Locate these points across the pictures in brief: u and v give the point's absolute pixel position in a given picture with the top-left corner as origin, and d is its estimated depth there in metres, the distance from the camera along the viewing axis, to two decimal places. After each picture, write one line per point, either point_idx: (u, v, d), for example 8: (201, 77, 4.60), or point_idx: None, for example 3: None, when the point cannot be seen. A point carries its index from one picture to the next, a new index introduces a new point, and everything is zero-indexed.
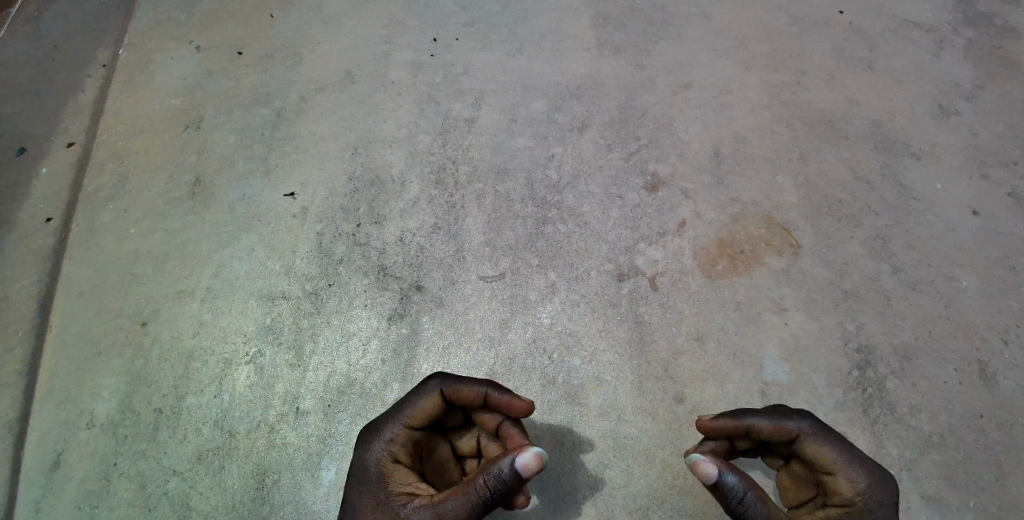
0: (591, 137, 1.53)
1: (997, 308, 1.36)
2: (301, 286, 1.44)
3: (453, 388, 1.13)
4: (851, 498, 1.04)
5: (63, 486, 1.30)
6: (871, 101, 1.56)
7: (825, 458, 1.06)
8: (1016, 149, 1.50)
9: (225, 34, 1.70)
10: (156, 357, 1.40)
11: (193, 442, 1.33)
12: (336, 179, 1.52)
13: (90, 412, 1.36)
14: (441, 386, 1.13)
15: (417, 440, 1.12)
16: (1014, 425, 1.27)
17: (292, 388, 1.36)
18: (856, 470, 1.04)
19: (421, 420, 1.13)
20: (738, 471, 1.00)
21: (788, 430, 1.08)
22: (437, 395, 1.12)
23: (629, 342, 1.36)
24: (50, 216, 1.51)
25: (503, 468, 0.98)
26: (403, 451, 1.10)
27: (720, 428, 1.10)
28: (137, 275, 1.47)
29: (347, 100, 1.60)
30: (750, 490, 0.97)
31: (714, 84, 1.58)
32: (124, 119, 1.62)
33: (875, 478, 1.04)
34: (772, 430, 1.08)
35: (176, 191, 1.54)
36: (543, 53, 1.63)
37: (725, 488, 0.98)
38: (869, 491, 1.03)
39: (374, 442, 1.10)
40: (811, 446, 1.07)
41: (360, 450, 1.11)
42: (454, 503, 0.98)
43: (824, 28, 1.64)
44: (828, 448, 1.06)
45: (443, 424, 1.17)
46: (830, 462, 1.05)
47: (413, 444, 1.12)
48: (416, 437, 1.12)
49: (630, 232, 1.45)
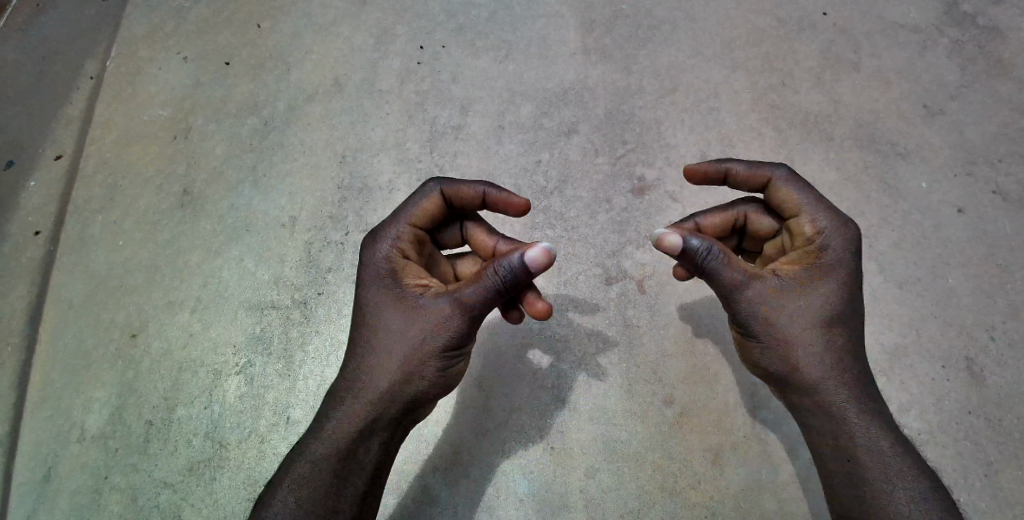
0: (579, 142, 1.54)
1: (984, 305, 1.37)
2: (290, 295, 1.44)
3: (451, 187, 1.15)
4: (813, 237, 1.09)
5: (55, 500, 1.30)
6: (856, 102, 1.57)
7: (792, 203, 1.11)
8: (1000, 147, 1.51)
9: (213, 44, 1.70)
10: (146, 369, 1.40)
11: (184, 454, 1.33)
12: (325, 188, 1.53)
13: (80, 424, 1.36)
14: (440, 187, 1.16)
15: (421, 241, 1.16)
16: (1001, 421, 1.28)
17: (282, 398, 1.36)
18: (820, 214, 1.09)
19: (424, 218, 1.16)
20: (702, 235, 1.07)
21: (760, 176, 1.15)
22: (437, 195, 1.15)
23: (618, 346, 1.37)
24: (40, 229, 1.52)
25: (508, 263, 1.02)
26: (409, 246, 1.13)
27: (704, 172, 1.18)
28: (126, 287, 1.47)
29: (336, 109, 1.61)
30: (712, 247, 1.06)
31: (701, 87, 1.59)
32: (113, 130, 1.62)
33: (838, 220, 1.08)
34: (749, 177, 1.16)
35: (165, 202, 1.54)
36: (531, 58, 1.63)
37: (691, 251, 1.05)
38: (829, 233, 1.07)
39: (381, 240, 1.12)
40: (781, 189, 1.13)
41: (367, 247, 1.12)
42: (469, 289, 1.04)
43: (811, 28, 1.65)
44: (798, 191, 1.11)
45: (439, 241, 1.22)
46: (796, 205, 1.11)
47: (417, 241, 1.16)
48: (418, 236, 1.15)
49: (618, 236, 1.45)
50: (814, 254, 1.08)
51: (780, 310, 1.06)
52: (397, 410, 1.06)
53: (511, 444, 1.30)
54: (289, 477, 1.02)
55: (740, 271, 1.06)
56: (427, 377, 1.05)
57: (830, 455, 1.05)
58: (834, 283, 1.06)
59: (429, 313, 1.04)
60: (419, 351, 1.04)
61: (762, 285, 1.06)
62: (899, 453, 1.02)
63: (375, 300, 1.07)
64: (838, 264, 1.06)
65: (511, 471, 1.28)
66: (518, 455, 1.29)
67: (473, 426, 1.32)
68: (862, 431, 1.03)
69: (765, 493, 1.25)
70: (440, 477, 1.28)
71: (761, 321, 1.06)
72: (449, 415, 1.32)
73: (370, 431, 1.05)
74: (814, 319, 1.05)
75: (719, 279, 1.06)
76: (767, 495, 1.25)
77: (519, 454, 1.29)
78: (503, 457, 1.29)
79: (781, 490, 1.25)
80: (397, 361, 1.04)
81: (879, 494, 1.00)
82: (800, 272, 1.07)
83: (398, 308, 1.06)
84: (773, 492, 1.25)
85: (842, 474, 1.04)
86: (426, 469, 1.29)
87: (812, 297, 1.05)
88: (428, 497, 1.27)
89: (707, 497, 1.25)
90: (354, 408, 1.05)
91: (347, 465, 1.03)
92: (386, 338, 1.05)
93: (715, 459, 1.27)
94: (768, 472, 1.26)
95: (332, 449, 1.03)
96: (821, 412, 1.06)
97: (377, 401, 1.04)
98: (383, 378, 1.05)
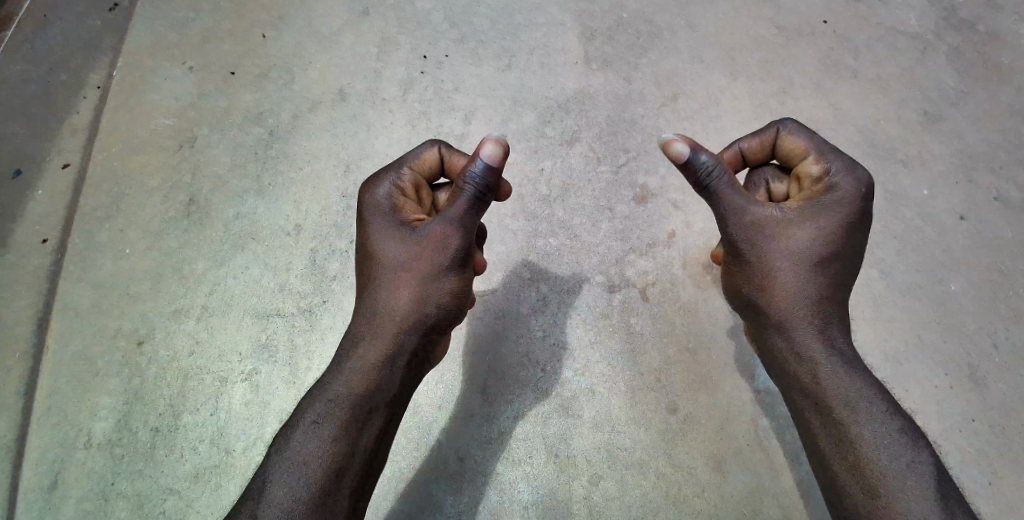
0: (581, 150, 1.55)
1: (986, 311, 1.38)
2: (295, 303, 1.45)
3: (447, 151, 1.16)
4: (820, 178, 1.10)
5: (61, 507, 1.31)
6: (856, 109, 1.58)
7: (799, 149, 1.12)
8: (1000, 154, 1.52)
9: (217, 54, 1.71)
10: (152, 376, 1.41)
11: (190, 461, 1.34)
12: (329, 197, 1.54)
13: (86, 432, 1.37)
14: (438, 146, 1.15)
15: (421, 187, 1.17)
16: (1004, 427, 1.29)
17: (288, 405, 1.37)
18: (830, 153, 1.10)
19: (424, 171, 1.17)
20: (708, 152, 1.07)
21: (766, 137, 1.16)
22: (433, 153, 1.15)
23: (621, 353, 1.37)
24: (46, 237, 1.52)
25: (472, 172, 1.04)
26: (410, 190, 1.15)
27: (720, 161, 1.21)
28: (132, 295, 1.48)
29: (340, 117, 1.62)
30: (717, 164, 1.06)
31: (701, 95, 1.60)
32: (118, 140, 1.63)
33: (846, 160, 1.09)
34: (756, 144, 1.17)
35: (171, 211, 1.56)
36: (533, 67, 1.64)
37: (696, 164, 1.05)
38: (838, 171, 1.08)
39: (379, 185, 1.13)
40: (789, 139, 1.14)
41: (365, 193, 1.14)
42: (456, 206, 1.06)
43: (810, 36, 1.65)
44: (804, 137, 1.12)
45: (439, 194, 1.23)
46: (803, 149, 1.12)
47: (415, 188, 1.17)
48: (419, 182, 1.16)
49: (620, 244, 1.46)
50: (821, 192, 1.09)
51: (776, 239, 1.08)
52: (412, 339, 1.08)
53: (516, 452, 1.31)
54: (309, 415, 1.00)
55: (740, 197, 1.08)
56: (437, 304, 1.08)
57: (809, 396, 1.08)
58: (840, 216, 1.06)
59: (433, 241, 1.07)
60: (426, 279, 1.07)
61: (763, 214, 1.08)
62: (870, 387, 1.05)
63: (380, 235, 1.09)
64: (845, 199, 1.06)
65: (515, 478, 1.29)
66: (522, 463, 1.30)
67: (477, 435, 1.32)
68: (833, 364, 1.07)
69: (769, 500, 1.25)
70: (444, 485, 1.29)
71: (752, 250, 1.10)
72: (452, 423, 1.33)
73: (389, 363, 1.06)
74: (810, 248, 1.07)
75: (721, 203, 1.08)
76: (770, 502, 1.25)
77: (523, 462, 1.30)
78: (506, 464, 1.30)
79: (784, 497, 1.25)
80: (407, 289, 1.07)
81: (862, 429, 1.02)
82: (806, 207, 1.08)
83: (402, 239, 1.08)
84: (776, 499, 1.25)
85: (822, 410, 1.06)
86: (430, 476, 1.30)
87: (810, 228, 1.07)
88: (432, 505, 1.28)
89: (711, 504, 1.26)
90: (372, 342, 1.06)
91: (368, 397, 1.03)
92: (393, 269, 1.08)
93: (718, 466, 1.28)
94: (771, 479, 1.26)
95: (353, 384, 1.03)
96: (802, 346, 1.09)
97: (392, 331, 1.06)
98: (397, 309, 1.07)
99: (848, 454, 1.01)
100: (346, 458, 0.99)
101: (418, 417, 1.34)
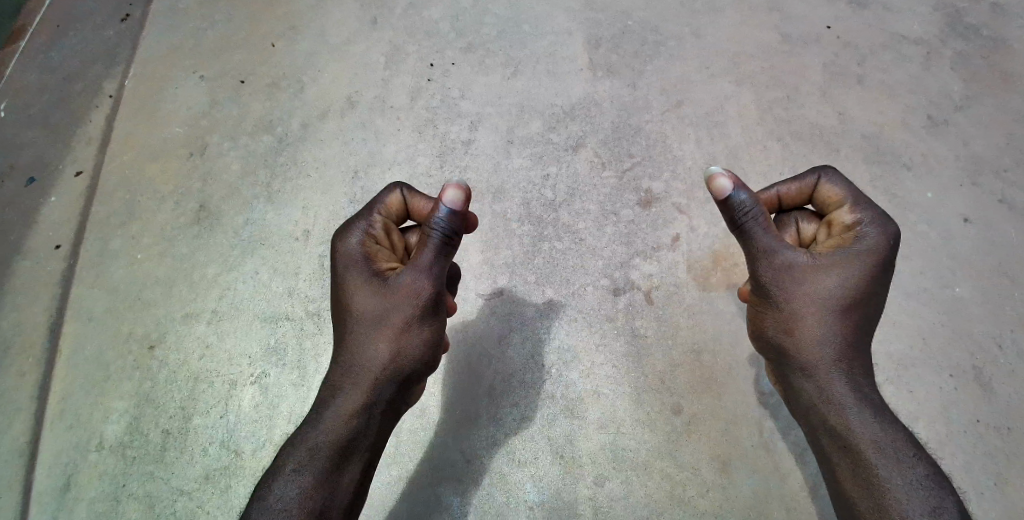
0: (587, 155, 1.57)
1: (990, 314, 1.38)
2: (304, 307, 1.47)
3: (409, 192, 1.15)
4: (851, 228, 1.08)
5: (74, 508, 1.33)
6: (860, 114, 1.59)
7: (837, 198, 1.11)
8: (1004, 158, 1.52)
9: (229, 64, 1.75)
10: (163, 380, 1.43)
11: (199, 462, 1.36)
12: (338, 203, 1.56)
13: (99, 434, 1.39)
14: (401, 187, 1.15)
15: (392, 232, 1.17)
16: (1010, 430, 1.29)
17: (297, 408, 1.39)
18: (865, 205, 1.08)
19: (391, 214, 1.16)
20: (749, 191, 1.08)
21: (806, 183, 1.14)
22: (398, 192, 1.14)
23: (627, 356, 1.38)
24: (60, 243, 1.55)
25: (437, 218, 1.05)
26: (381, 236, 1.14)
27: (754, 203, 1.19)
28: (144, 300, 1.50)
29: (349, 125, 1.65)
30: (756, 204, 1.06)
31: (706, 101, 1.61)
32: (131, 147, 1.66)
33: (880, 212, 1.07)
34: (795, 190, 1.16)
35: (182, 217, 1.58)
36: (540, 74, 1.67)
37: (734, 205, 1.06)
38: (870, 222, 1.06)
39: (349, 234, 1.12)
40: (828, 187, 1.12)
41: (336, 243, 1.12)
42: (424, 255, 1.06)
43: (814, 42, 1.67)
44: (842, 187, 1.11)
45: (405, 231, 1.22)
46: (841, 197, 1.10)
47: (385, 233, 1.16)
48: (388, 228, 1.16)
49: (625, 248, 1.48)
50: (850, 240, 1.06)
51: (802, 284, 1.05)
52: (388, 391, 1.08)
53: (522, 454, 1.32)
54: (288, 463, 1.00)
55: (774, 237, 1.07)
56: (412, 357, 1.08)
57: (830, 441, 1.04)
58: (865, 268, 1.04)
59: (404, 290, 1.06)
60: (398, 330, 1.07)
61: (793, 259, 1.06)
62: (897, 437, 1.00)
63: (355, 285, 1.08)
64: (874, 250, 1.04)
65: (521, 480, 1.30)
66: (528, 465, 1.31)
67: (484, 437, 1.33)
68: (855, 411, 1.02)
69: (774, 503, 1.26)
70: (451, 487, 1.30)
71: (781, 298, 1.07)
72: (459, 425, 1.34)
73: (366, 414, 1.05)
74: (834, 295, 1.04)
75: (752, 241, 1.07)
76: (776, 505, 1.25)
77: (529, 463, 1.31)
78: (512, 465, 1.31)
79: (789, 498, 1.26)
80: (384, 340, 1.07)
81: (885, 479, 0.96)
82: (836, 254, 1.06)
83: (378, 291, 1.07)
84: (782, 501, 1.26)
85: (844, 457, 1.01)
86: (437, 478, 1.31)
87: (842, 276, 1.04)
88: (439, 506, 1.29)
89: (716, 505, 1.26)
90: (352, 392, 1.05)
91: (347, 451, 1.02)
92: (366, 323, 1.07)
93: (723, 468, 1.28)
94: (777, 482, 1.27)
95: (333, 436, 1.02)
96: (823, 393, 1.05)
97: (368, 389, 1.06)
98: (376, 359, 1.06)
99: (867, 501, 0.97)
100: (323, 510, 0.98)
101: (425, 419, 1.35)
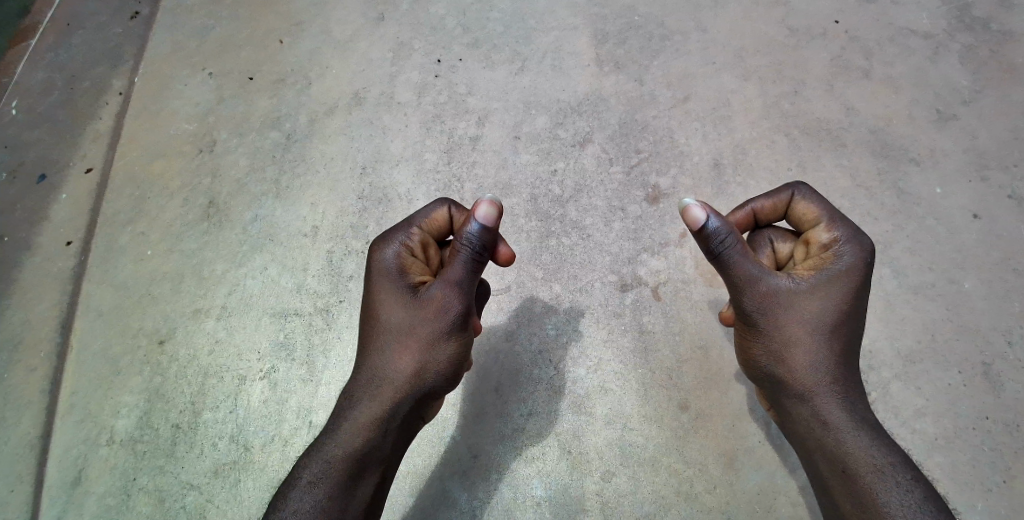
0: (593, 151, 1.57)
1: (1000, 310, 1.38)
2: (312, 303, 1.47)
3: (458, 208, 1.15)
4: (830, 245, 1.07)
5: (84, 502, 1.34)
6: (867, 109, 1.58)
7: (812, 215, 1.10)
8: (1013, 152, 1.52)
9: (236, 61, 1.75)
10: (173, 375, 1.44)
11: (209, 456, 1.37)
12: (345, 199, 1.57)
13: (109, 428, 1.40)
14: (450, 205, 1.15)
15: (430, 247, 1.16)
16: (1018, 425, 1.28)
17: (305, 403, 1.40)
18: (839, 222, 1.07)
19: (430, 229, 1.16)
20: (722, 218, 1.06)
21: (781, 199, 1.13)
22: (445, 211, 1.14)
23: (634, 353, 1.38)
24: (69, 240, 1.56)
25: (470, 232, 1.05)
26: (418, 249, 1.14)
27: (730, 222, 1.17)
28: (153, 295, 1.51)
29: (355, 121, 1.65)
30: (730, 232, 1.05)
31: (712, 96, 1.61)
32: (139, 145, 1.67)
33: (854, 228, 1.06)
34: (769, 206, 1.14)
35: (190, 214, 1.59)
36: (545, 70, 1.67)
37: (709, 233, 1.04)
38: (846, 240, 1.06)
39: (386, 244, 1.12)
40: (802, 205, 1.11)
41: (374, 250, 1.13)
42: (454, 268, 1.07)
43: (821, 37, 1.66)
44: (817, 204, 1.10)
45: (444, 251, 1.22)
46: (816, 216, 1.09)
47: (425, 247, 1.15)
48: (428, 242, 1.15)
49: (632, 244, 1.48)
50: (829, 260, 1.06)
51: (788, 308, 1.05)
52: (406, 407, 1.07)
53: (529, 448, 1.32)
54: (303, 478, 1.02)
55: (753, 265, 1.07)
56: (437, 372, 1.08)
57: (828, 465, 1.04)
58: (847, 288, 1.04)
59: (434, 305, 1.06)
60: (424, 347, 1.07)
61: (776, 283, 1.06)
62: (895, 458, 1.00)
63: (382, 298, 1.09)
64: (852, 269, 1.04)
65: (528, 475, 1.30)
66: (535, 460, 1.31)
67: (492, 432, 1.34)
68: (854, 435, 1.02)
69: (782, 498, 1.26)
70: (459, 482, 1.31)
71: (769, 323, 1.07)
72: (466, 420, 1.35)
73: (382, 432, 1.06)
74: (820, 317, 1.04)
75: (733, 271, 1.07)
76: (783, 500, 1.26)
77: (536, 459, 1.31)
78: (520, 460, 1.31)
79: (795, 494, 1.26)
80: (407, 354, 1.07)
81: (882, 501, 0.96)
82: (815, 277, 1.06)
83: (405, 305, 1.07)
84: (789, 496, 1.26)
85: (842, 483, 1.01)
86: (444, 473, 1.31)
87: (825, 297, 1.04)
88: (447, 501, 1.30)
89: (723, 501, 1.26)
90: (369, 406, 1.06)
91: (361, 467, 1.04)
92: (391, 337, 1.08)
93: (730, 463, 1.29)
94: (784, 477, 1.27)
95: (347, 449, 1.04)
96: (818, 416, 1.05)
97: (384, 401, 1.06)
98: (398, 374, 1.07)
99: None
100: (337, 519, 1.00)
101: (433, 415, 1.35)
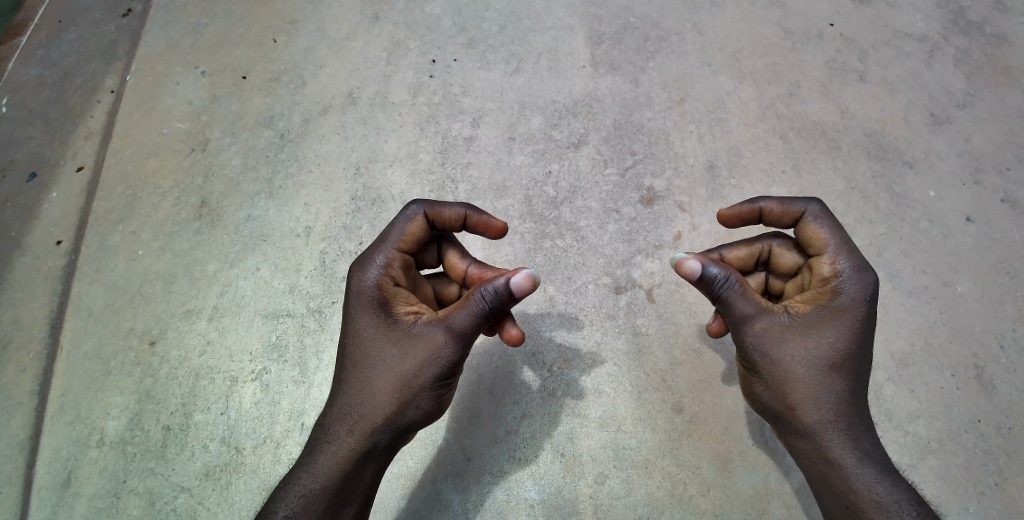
0: (588, 152, 1.57)
1: (992, 312, 1.38)
2: (305, 304, 1.47)
3: (434, 210, 1.16)
4: (830, 279, 1.08)
5: (73, 504, 1.33)
6: (863, 111, 1.58)
7: (818, 240, 1.10)
8: (1007, 156, 1.52)
9: (229, 59, 1.74)
10: (163, 376, 1.43)
11: (200, 458, 1.36)
12: (339, 200, 1.56)
13: (100, 429, 1.39)
14: (424, 210, 1.16)
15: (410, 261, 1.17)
16: (1012, 428, 1.29)
17: (297, 404, 1.39)
18: (843, 253, 1.08)
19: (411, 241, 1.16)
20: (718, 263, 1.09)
21: (793, 211, 1.13)
22: (420, 219, 1.15)
23: (628, 355, 1.38)
24: (60, 239, 1.55)
25: (489, 289, 1.04)
26: (400, 275, 1.14)
27: (735, 216, 1.16)
28: (144, 295, 1.50)
29: (349, 121, 1.64)
30: (729, 276, 1.07)
31: (707, 98, 1.61)
32: (130, 144, 1.65)
33: (858, 263, 1.07)
34: (779, 211, 1.14)
35: (182, 213, 1.58)
36: (541, 71, 1.66)
37: (708, 280, 1.07)
38: (848, 275, 1.06)
39: (368, 269, 1.12)
40: (811, 227, 1.11)
41: (356, 275, 1.12)
42: (459, 317, 1.05)
43: (816, 39, 1.66)
44: (828, 230, 1.10)
45: (421, 261, 1.23)
46: (821, 242, 1.10)
47: (404, 266, 1.16)
48: (406, 258, 1.15)
49: (627, 246, 1.47)
50: (828, 296, 1.07)
51: (785, 346, 1.05)
52: (387, 435, 1.06)
53: (523, 451, 1.32)
54: (280, 511, 1.02)
55: (749, 303, 1.07)
56: (421, 402, 1.07)
57: (829, 493, 1.04)
58: (843, 327, 1.04)
59: (418, 343, 1.06)
60: (407, 383, 1.05)
61: (771, 319, 1.06)
62: (896, 494, 1.00)
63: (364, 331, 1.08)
64: (851, 307, 1.05)
65: (523, 478, 1.30)
66: (529, 463, 1.31)
67: (485, 434, 1.33)
68: (857, 470, 1.02)
69: (775, 500, 1.26)
70: (451, 484, 1.30)
71: (764, 360, 1.06)
72: (460, 421, 1.34)
73: (364, 457, 1.06)
74: (820, 357, 1.04)
75: (731, 308, 1.07)
76: (777, 502, 1.26)
77: (530, 461, 1.31)
78: (513, 464, 1.31)
79: (788, 497, 1.26)
80: (388, 387, 1.05)
81: None
82: (811, 313, 1.06)
83: (388, 336, 1.07)
84: (782, 499, 1.26)
85: (845, 514, 1.02)
86: (437, 476, 1.31)
87: (823, 337, 1.04)
88: (439, 504, 1.29)
89: (717, 504, 1.26)
90: (350, 438, 1.05)
91: (341, 493, 1.04)
92: (375, 372, 1.06)
93: (723, 466, 1.29)
94: (778, 479, 1.27)
95: (332, 481, 1.04)
96: (818, 451, 1.04)
97: (368, 431, 1.05)
98: (381, 407, 1.05)
99: None
100: None
101: None
